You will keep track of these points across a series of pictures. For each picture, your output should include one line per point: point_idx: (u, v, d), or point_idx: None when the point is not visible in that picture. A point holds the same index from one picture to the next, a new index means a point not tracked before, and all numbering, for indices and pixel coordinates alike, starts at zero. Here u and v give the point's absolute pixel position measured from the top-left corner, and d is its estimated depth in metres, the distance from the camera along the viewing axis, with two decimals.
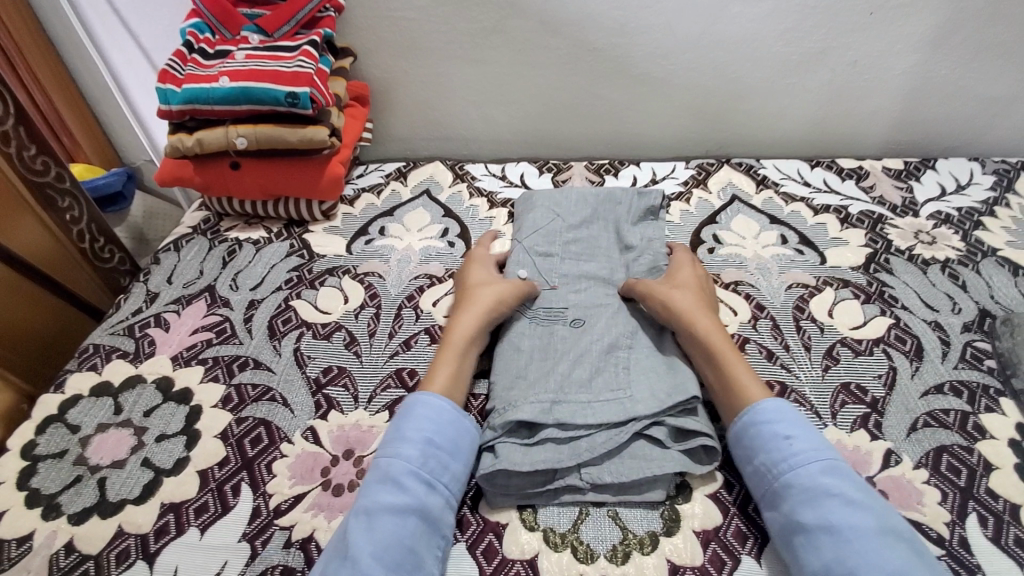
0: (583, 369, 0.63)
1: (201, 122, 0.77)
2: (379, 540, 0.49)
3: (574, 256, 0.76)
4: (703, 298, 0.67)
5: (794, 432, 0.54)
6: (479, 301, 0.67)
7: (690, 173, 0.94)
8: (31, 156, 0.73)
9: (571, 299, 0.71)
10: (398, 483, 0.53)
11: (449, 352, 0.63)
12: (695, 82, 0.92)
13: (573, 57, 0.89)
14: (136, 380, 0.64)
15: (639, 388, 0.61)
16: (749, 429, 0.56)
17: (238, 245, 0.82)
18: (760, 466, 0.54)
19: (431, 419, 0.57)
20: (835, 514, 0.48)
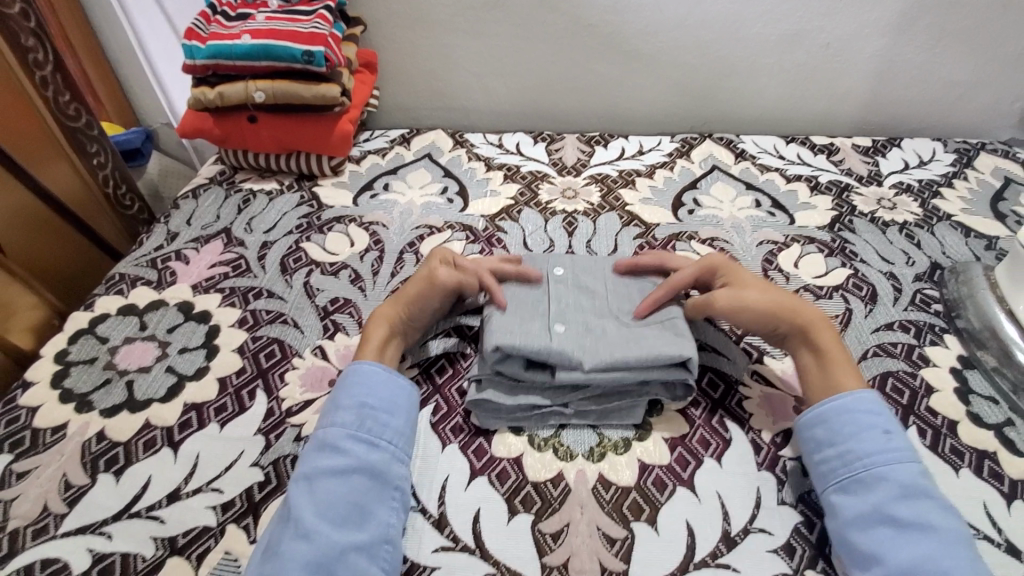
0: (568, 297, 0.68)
1: (222, 78, 0.84)
2: (320, 500, 0.49)
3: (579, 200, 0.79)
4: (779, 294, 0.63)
5: (892, 430, 0.53)
6: (407, 291, 0.65)
7: (675, 146, 1.01)
8: (64, 102, 0.80)
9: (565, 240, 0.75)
10: (337, 446, 0.53)
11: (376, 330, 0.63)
12: (682, 59, 0.99)
13: (570, 33, 0.96)
14: (160, 303, 0.70)
15: None
16: (845, 415, 0.54)
17: (253, 195, 0.88)
18: (848, 452, 0.52)
19: (364, 383, 0.57)
20: (931, 514, 0.47)
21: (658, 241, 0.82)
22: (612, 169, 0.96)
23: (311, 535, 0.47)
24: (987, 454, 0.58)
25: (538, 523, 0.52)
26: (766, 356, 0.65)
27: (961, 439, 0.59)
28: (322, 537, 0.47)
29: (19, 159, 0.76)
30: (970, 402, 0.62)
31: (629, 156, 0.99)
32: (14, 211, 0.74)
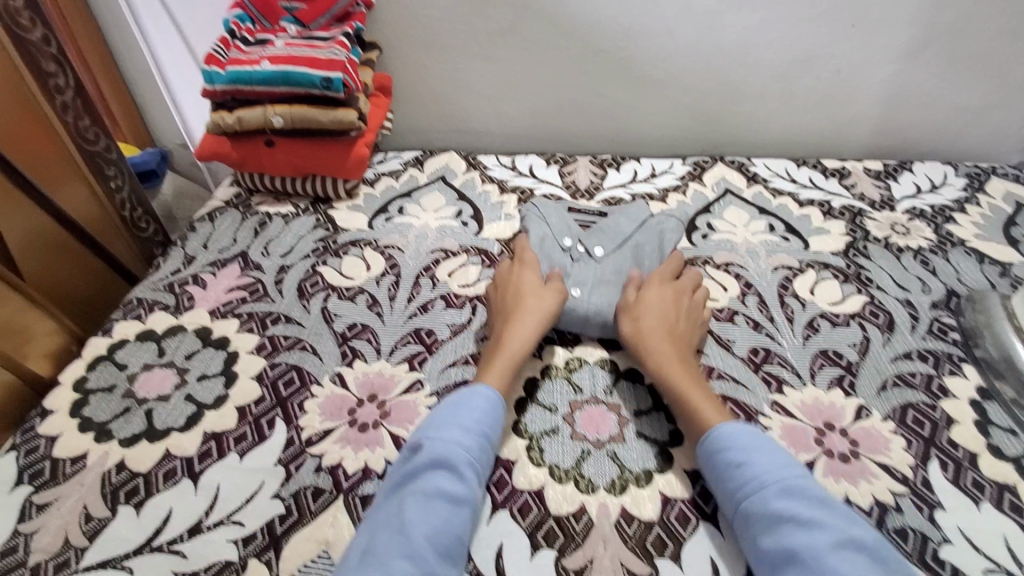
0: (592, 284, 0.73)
1: (241, 102, 0.85)
2: (433, 524, 0.49)
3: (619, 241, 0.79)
4: (679, 332, 0.67)
5: (746, 457, 0.53)
6: (534, 310, 0.68)
7: (687, 169, 1.01)
8: (85, 127, 0.81)
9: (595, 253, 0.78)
10: (457, 470, 0.53)
11: (506, 355, 0.64)
12: (694, 84, 1.00)
13: (583, 58, 0.97)
14: (178, 329, 0.71)
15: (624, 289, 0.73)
16: (709, 457, 0.55)
17: (268, 218, 0.88)
18: (723, 494, 0.53)
19: (486, 410, 0.58)
20: (795, 539, 0.47)
21: None
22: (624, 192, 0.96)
23: (417, 559, 0.47)
24: (1008, 488, 0.57)
25: (562, 559, 0.52)
26: (785, 386, 0.66)
27: (982, 473, 0.59)
28: (426, 565, 0.47)
29: (39, 184, 0.76)
30: (991, 434, 0.62)
31: (641, 179, 0.99)
32: (31, 235, 0.75)
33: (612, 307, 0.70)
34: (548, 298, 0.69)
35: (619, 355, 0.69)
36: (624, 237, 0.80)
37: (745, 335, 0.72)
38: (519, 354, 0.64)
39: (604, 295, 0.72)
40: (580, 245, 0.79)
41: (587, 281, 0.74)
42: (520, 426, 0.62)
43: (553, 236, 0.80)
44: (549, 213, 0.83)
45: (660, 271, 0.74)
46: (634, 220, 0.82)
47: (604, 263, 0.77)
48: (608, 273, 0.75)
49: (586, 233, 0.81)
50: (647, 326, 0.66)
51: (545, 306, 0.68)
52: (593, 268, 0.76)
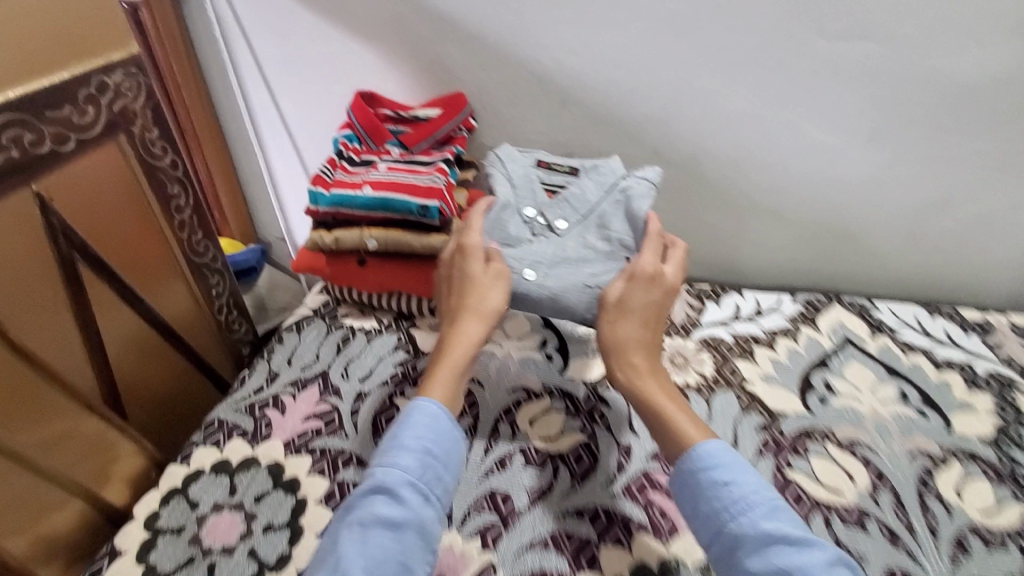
0: (546, 256, 0.74)
1: (340, 222, 0.86)
2: (371, 554, 0.49)
3: (576, 200, 0.77)
4: (648, 336, 0.67)
5: (732, 475, 0.52)
6: (478, 315, 0.68)
7: (798, 308, 0.92)
8: (197, 241, 0.84)
9: (552, 215, 0.77)
10: (395, 494, 0.52)
11: (453, 356, 0.65)
12: (807, 217, 0.91)
13: (685, 186, 0.92)
14: (252, 462, 0.69)
15: (577, 264, 0.74)
16: (693, 476, 0.54)
17: (352, 334, 0.87)
18: (706, 512, 0.52)
19: (431, 428, 0.57)
20: (783, 559, 0.46)
21: (787, 437, 0.72)
22: (727, 333, 0.88)
23: None
24: None
25: None
26: None
27: None
28: None
29: (150, 300, 0.78)
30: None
31: (745, 318, 0.90)
32: (131, 351, 0.76)
33: (567, 291, 0.72)
34: (490, 292, 0.69)
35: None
36: (590, 206, 0.77)
37: (877, 546, 0.62)
38: (465, 353, 0.66)
39: (560, 279, 0.72)
40: (542, 218, 0.77)
41: (546, 255, 0.74)
42: None
43: (514, 205, 0.78)
44: (513, 177, 0.79)
45: (641, 260, 0.69)
46: (602, 185, 0.78)
47: (565, 237, 0.76)
48: (569, 249, 0.75)
49: (551, 201, 0.78)
50: (625, 335, 0.66)
51: (483, 296, 0.69)
52: (552, 246, 0.75)
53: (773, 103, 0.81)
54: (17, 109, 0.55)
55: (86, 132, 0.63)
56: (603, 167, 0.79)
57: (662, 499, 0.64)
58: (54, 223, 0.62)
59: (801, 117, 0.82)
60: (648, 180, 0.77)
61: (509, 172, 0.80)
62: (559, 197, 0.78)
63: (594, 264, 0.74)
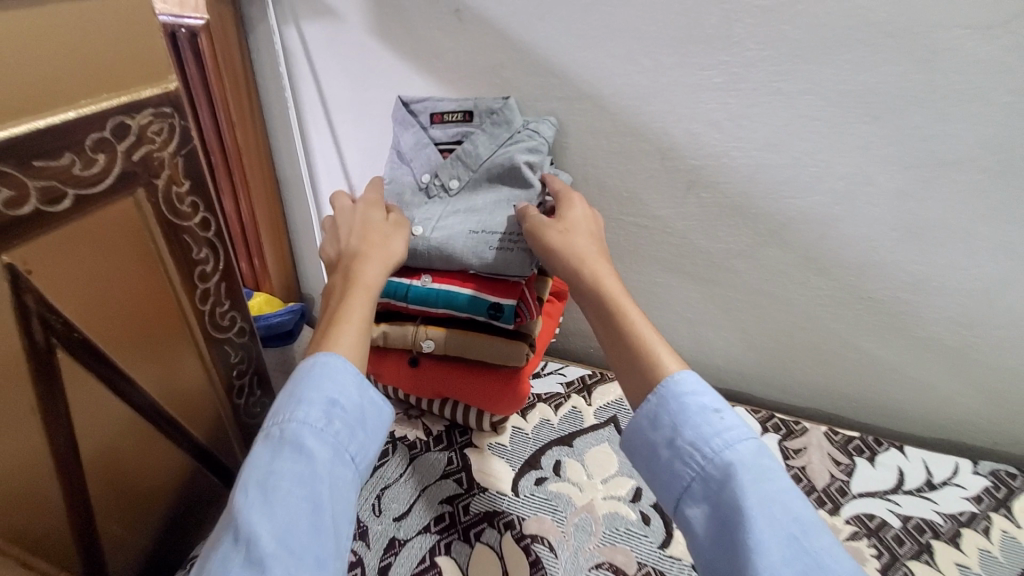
0: (438, 215, 0.67)
1: (390, 314, 0.69)
2: (278, 515, 0.41)
3: (471, 150, 0.68)
4: (601, 255, 0.58)
5: (722, 406, 0.45)
6: (378, 254, 0.60)
7: (983, 485, 0.69)
8: (222, 311, 0.70)
9: (449, 172, 0.69)
10: (300, 449, 0.45)
11: (357, 299, 0.55)
12: (1004, 361, 0.68)
13: (835, 302, 0.72)
14: None
15: (468, 218, 0.65)
16: (671, 403, 0.46)
17: (392, 446, 0.70)
18: (685, 444, 0.44)
19: (337, 377, 0.50)
20: (778, 504, 0.39)
21: None
22: (889, 510, 0.65)
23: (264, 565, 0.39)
24: None
25: None
26: None
27: None
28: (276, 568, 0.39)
29: (154, 393, 0.63)
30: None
31: (909, 489, 0.68)
32: (123, 459, 0.61)
33: (451, 239, 0.64)
34: (394, 239, 0.62)
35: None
36: (484, 164, 0.68)
37: None
38: (373, 293, 0.57)
39: (446, 228, 0.65)
40: (436, 179, 0.70)
41: (437, 217, 0.67)
42: None
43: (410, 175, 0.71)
44: (403, 147, 0.72)
45: (567, 185, 0.64)
46: (496, 138, 0.68)
47: (459, 197, 0.69)
48: (461, 206, 0.67)
49: (444, 161, 0.70)
50: (587, 255, 0.57)
51: (384, 241, 0.61)
52: (444, 206, 0.68)
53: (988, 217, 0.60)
54: None
55: (92, 186, 0.51)
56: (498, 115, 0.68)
57: None
58: (28, 304, 0.48)
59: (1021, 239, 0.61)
60: (541, 137, 0.68)
61: (398, 143, 0.73)
62: (453, 155, 0.69)
63: (489, 214, 0.65)
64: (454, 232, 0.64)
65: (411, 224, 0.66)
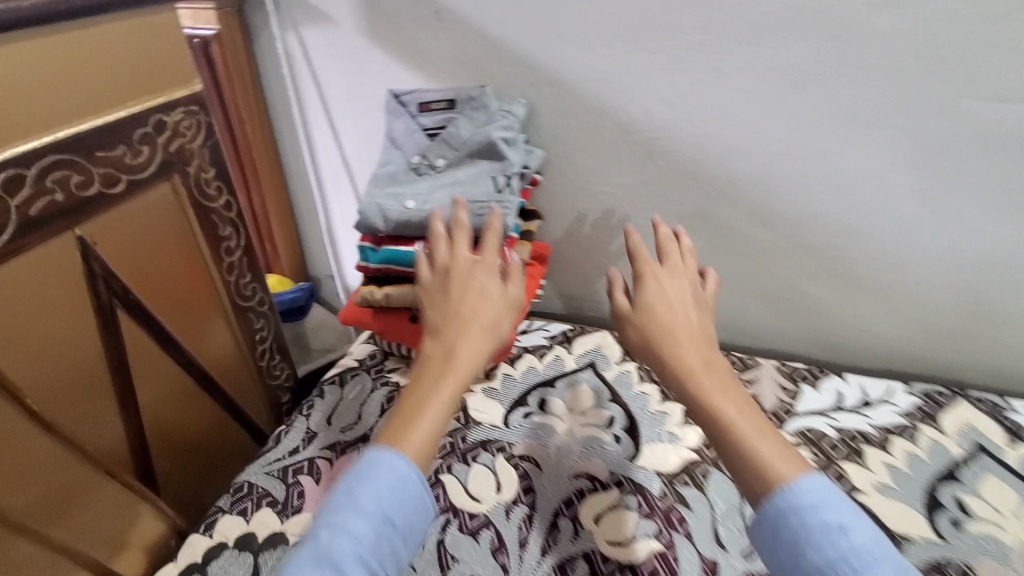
0: (427, 189, 0.77)
1: (391, 278, 0.80)
2: None
3: (455, 133, 0.79)
4: (710, 354, 0.59)
5: (846, 521, 0.44)
6: (463, 325, 0.60)
7: (915, 401, 0.77)
8: (244, 283, 0.80)
9: (437, 153, 0.80)
10: (339, 568, 0.45)
11: (441, 389, 0.56)
12: (932, 297, 0.77)
13: (781, 252, 0.81)
14: (279, 540, 0.62)
15: (453, 190, 0.76)
16: (791, 517, 0.45)
17: (398, 392, 0.80)
18: (812, 565, 0.43)
19: (392, 488, 0.50)
20: None
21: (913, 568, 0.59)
22: (827, 425, 0.75)
23: None
24: None
25: None
26: None
27: None
28: None
29: (194, 355, 0.74)
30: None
31: (850, 408, 0.77)
32: (170, 408, 0.72)
33: (439, 208, 0.74)
34: (502, 320, 0.62)
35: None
36: (465, 143, 0.78)
37: None
38: (467, 376, 0.58)
39: (435, 200, 0.75)
40: (425, 159, 0.80)
41: (426, 191, 0.77)
42: None
43: (403, 158, 0.82)
44: (396, 134, 0.83)
45: (640, 246, 0.67)
46: (475, 121, 0.79)
47: (445, 173, 0.79)
48: (447, 181, 0.77)
49: (431, 143, 0.80)
50: (685, 356, 0.58)
51: (495, 319, 0.62)
52: (433, 182, 0.78)
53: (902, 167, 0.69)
54: (67, 150, 0.54)
55: (139, 172, 0.62)
56: (476, 101, 0.79)
57: None
58: (94, 269, 0.59)
59: (933, 184, 0.70)
60: (513, 115, 0.78)
61: (391, 131, 0.84)
62: (439, 138, 0.80)
63: (470, 185, 0.75)
64: (441, 202, 0.75)
65: (405, 199, 0.77)
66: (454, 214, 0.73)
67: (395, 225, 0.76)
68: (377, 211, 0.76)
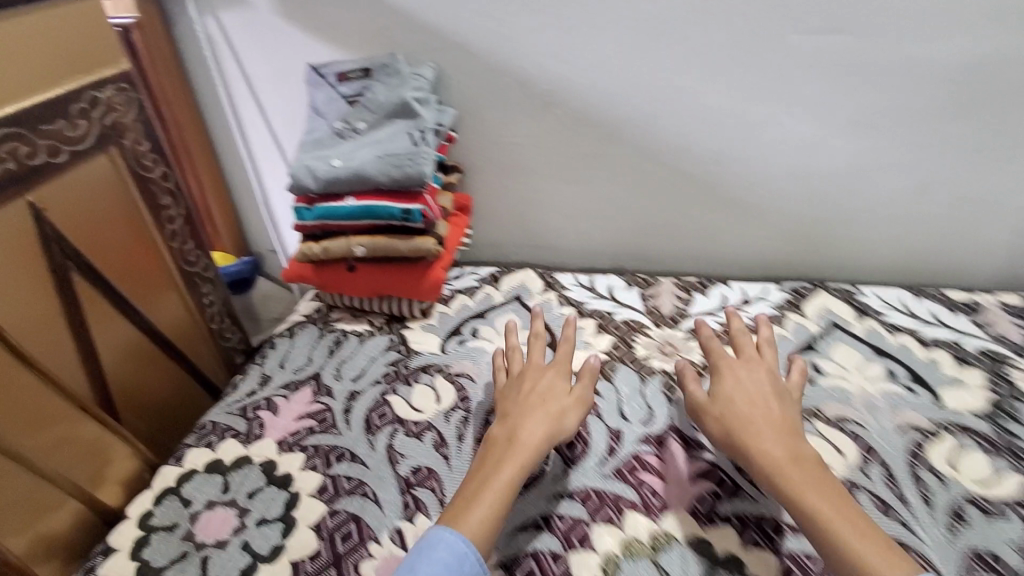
0: (351, 150, 0.85)
1: (327, 234, 0.88)
2: None
3: (372, 98, 0.87)
4: (795, 444, 0.59)
5: None
6: (527, 412, 0.65)
7: (784, 296, 0.92)
8: (188, 249, 0.87)
9: (357, 117, 0.88)
10: None
11: (503, 471, 0.59)
12: (792, 208, 0.91)
13: (667, 182, 0.93)
14: (244, 461, 0.70)
15: (374, 148, 0.84)
16: None
17: (344, 336, 0.89)
18: None
19: (447, 565, 0.52)
20: None
21: None
22: (714, 322, 0.88)
23: None
24: None
25: None
26: None
27: None
28: None
29: (147, 314, 0.81)
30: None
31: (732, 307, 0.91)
32: (128, 361, 0.79)
33: (362, 163, 0.82)
34: (566, 414, 0.66)
35: (752, 554, 0.58)
36: (381, 106, 0.87)
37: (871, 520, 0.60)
38: (526, 458, 0.61)
39: (358, 157, 0.84)
40: (347, 124, 0.89)
41: (349, 151, 0.85)
42: None
43: (327, 125, 0.90)
44: (318, 105, 0.91)
45: (745, 339, 0.72)
46: (389, 86, 0.87)
47: (366, 134, 0.87)
48: (368, 140, 0.86)
49: (352, 109, 0.89)
50: (769, 447, 0.59)
51: (560, 411, 0.66)
52: (355, 143, 0.87)
53: (751, 97, 0.82)
54: (14, 122, 0.61)
55: (79, 144, 0.69)
56: (388, 67, 0.87)
57: (654, 479, 0.65)
58: (49, 231, 0.66)
59: (779, 110, 0.83)
60: (423, 78, 0.87)
61: (314, 102, 0.91)
62: (358, 104, 0.88)
63: (389, 142, 0.84)
64: (364, 159, 0.83)
65: (332, 159, 0.85)
66: (375, 168, 0.82)
67: (324, 183, 0.84)
68: (307, 172, 0.84)
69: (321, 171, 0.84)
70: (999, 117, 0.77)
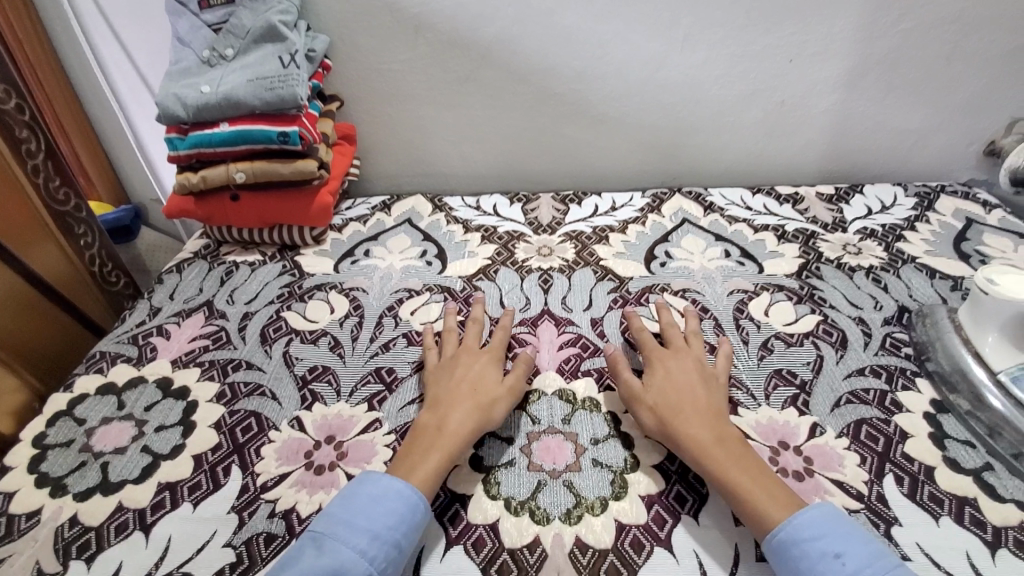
0: (220, 76, 0.85)
1: (205, 163, 0.89)
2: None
3: (238, 24, 0.87)
4: (721, 428, 0.60)
5: (843, 548, 0.49)
6: (457, 404, 0.63)
7: (646, 201, 1.03)
8: (55, 187, 0.88)
9: (224, 44, 0.87)
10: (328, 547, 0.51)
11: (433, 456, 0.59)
12: (648, 120, 1.02)
13: (537, 103, 1.01)
14: (138, 381, 0.72)
15: (243, 71, 0.84)
16: (793, 547, 0.50)
17: (236, 266, 0.91)
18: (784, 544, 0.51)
19: (394, 510, 0.54)
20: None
21: (632, 294, 0.84)
22: (586, 226, 0.98)
23: None
24: (967, 501, 0.57)
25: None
26: (739, 407, 0.67)
27: (938, 486, 0.58)
28: None
29: (9, 243, 0.82)
30: (982, 476, 0.59)
31: (601, 213, 1.01)
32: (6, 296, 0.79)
33: (232, 88, 0.82)
34: (498, 405, 0.64)
35: (606, 395, 0.69)
36: (248, 31, 0.87)
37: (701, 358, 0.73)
38: (455, 446, 0.60)
39: (227, 83, 0.83)
40: (214, 51, 0.87)
41: (218, 77, 0.85)
42: (478, 459, 0.62)
43: (193, 53, 0.88)
44: (181, 33, 0.88)
45: (671, 333, 0.73)
46: (255, 11, 0.87)
47: (234, 61, 0.87)
48: (235, 65, 0.86)
49: (218, 36, 0.88)
50: (697, 431, 0.59)
51: (491, 402, 0.64)
52: (224, 69, 0.86)
53: (601, 15, 0.90)
54: None
55: None
56: None
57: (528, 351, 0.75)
58: None
59: (626, 26, 0.91)
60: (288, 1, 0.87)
61: (177, 31, 0.89)
62: (224, 30, 0.87)
63: (259, 67, 0.84)
64: (233, 82, 0.83)
65: (201, 86, 0.84)
66: (245, 90, 0.82)
67: (195, 110, 0.83)
68: (175, 100, 0.83)
69: (190, 98, 0.83)
70: (803, 29, 0.90)
